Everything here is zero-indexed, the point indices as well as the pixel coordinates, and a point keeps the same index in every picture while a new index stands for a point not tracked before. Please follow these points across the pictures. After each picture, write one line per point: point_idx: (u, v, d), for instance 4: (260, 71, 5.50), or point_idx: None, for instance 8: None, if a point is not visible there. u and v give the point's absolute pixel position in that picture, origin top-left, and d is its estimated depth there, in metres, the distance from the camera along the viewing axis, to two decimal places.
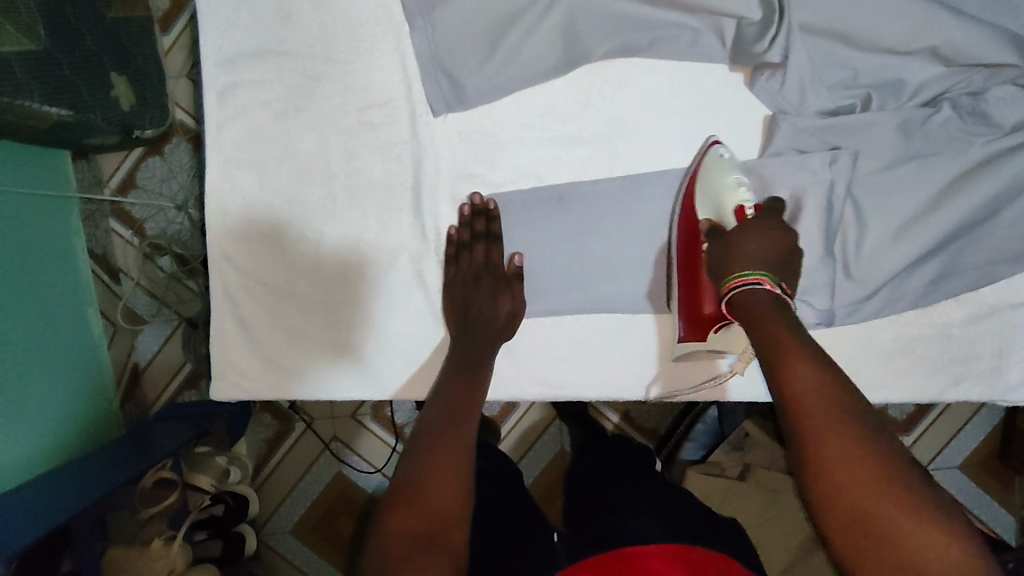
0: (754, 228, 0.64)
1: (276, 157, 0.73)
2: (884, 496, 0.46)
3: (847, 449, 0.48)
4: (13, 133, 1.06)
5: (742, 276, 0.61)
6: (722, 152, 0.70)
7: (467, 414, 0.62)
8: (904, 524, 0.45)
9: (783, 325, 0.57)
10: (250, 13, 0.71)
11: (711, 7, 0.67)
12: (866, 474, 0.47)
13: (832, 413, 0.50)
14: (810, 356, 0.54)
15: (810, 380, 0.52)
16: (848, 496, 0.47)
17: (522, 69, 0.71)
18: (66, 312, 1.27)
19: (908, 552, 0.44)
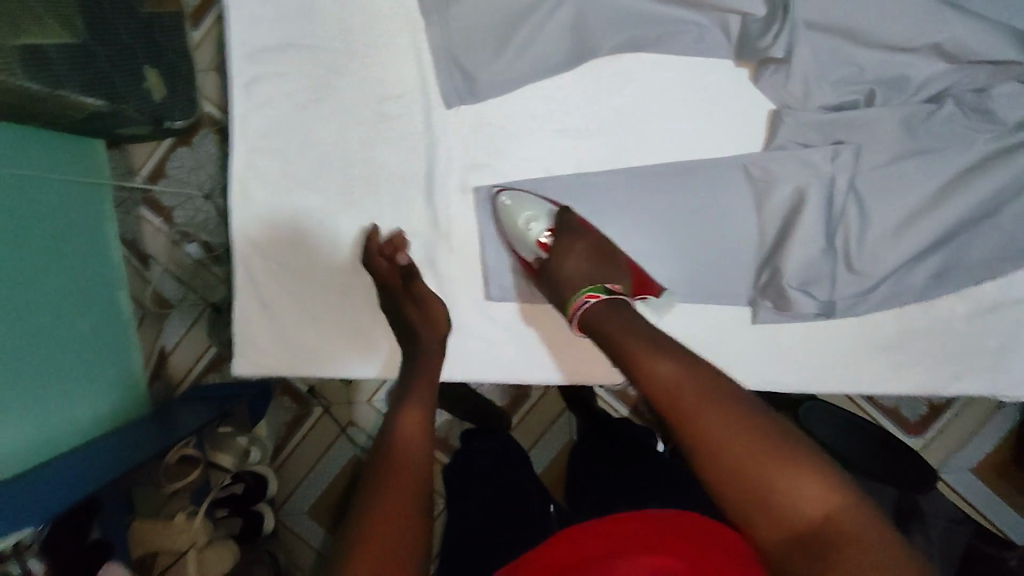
0: (565, 251, 0.68)
1: (297, 145, 0.76)
2: (761, 462, 0.47)
3: (717, 424, 0.49)
4: (52, 121, 1.12)
5: (573, 301, 0.64)
6: (505, 198, 0.73)
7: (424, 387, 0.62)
8: (779, 479, 0.46)
9: (627, 327, 0.58)
10: (274, 8, 0.75)
11: (716, 4, 0.69)
12: (739, 441, 0.48)
13: (696, 394, 0.50)
14: (661, 348, 0.54)
15: (668, 369, 0.52)
16: (730, 465, 0.47)
17: (532, 63, 0.73)
18: (96, 293, 1.32)
19: (790, 504, 0.45)
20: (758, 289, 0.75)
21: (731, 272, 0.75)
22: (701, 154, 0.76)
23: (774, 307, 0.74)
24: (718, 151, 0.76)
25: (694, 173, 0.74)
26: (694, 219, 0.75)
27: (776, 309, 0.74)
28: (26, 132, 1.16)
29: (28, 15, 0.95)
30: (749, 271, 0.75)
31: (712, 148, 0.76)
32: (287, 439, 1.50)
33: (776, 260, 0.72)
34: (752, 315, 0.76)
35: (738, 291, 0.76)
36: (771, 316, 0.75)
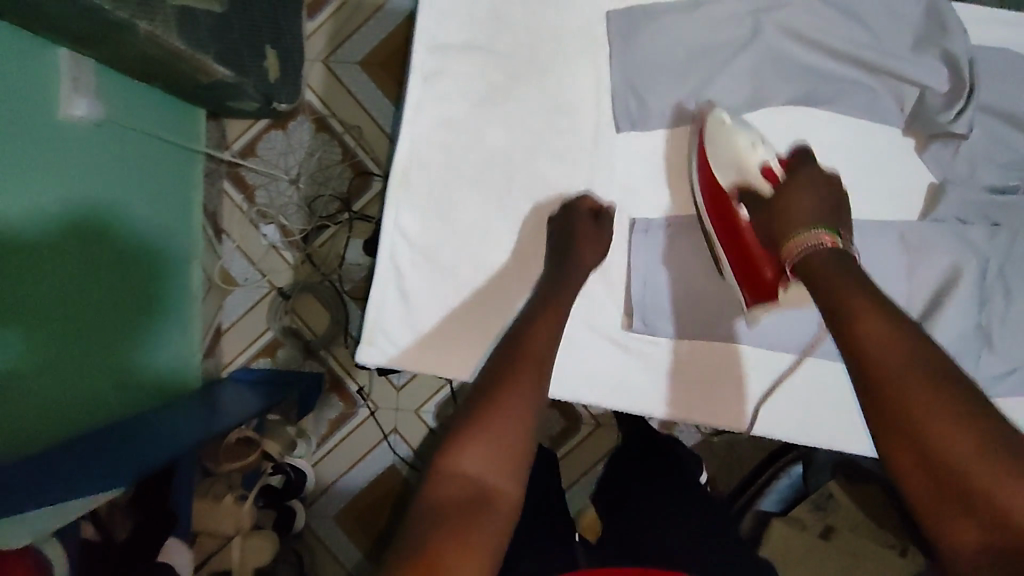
0: (798, 186, 0.69)
1: (464, 144, 0.77)
2: (977, 467, 0.46)
3: (932, 417, 0.49)
4: (176, 78, 1.14)
5: (803, 236, 0.65)
6: (723, 117, 0.73)
7: (546, 336, 0.67)
8: (994, 485, 0.45)
9: (852, 284, 0.60)
10: (468, 11, 0.77)
11: (898, 71, 0.72)
12: (951, 437, 0.48)
13: (921, 381, 0.51)
14: (891, 319, 0.56)
15: (895, 348, 0.54)
16: (941, 462, 0.48)
17: (707, 103, 0.75)
18: (172, 260, 1.32)
19: (997, 511, 0.45)
20: None
21: None
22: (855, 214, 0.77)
23: None
24: (874, 216, 0.76)
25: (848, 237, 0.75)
26: None
27: None
28: (145, 88, 1.18)
29: None
30: None
31: (867, 211, 0.76)
32: (327, 438, 1.47)
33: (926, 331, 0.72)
34: None
35: None
36: None
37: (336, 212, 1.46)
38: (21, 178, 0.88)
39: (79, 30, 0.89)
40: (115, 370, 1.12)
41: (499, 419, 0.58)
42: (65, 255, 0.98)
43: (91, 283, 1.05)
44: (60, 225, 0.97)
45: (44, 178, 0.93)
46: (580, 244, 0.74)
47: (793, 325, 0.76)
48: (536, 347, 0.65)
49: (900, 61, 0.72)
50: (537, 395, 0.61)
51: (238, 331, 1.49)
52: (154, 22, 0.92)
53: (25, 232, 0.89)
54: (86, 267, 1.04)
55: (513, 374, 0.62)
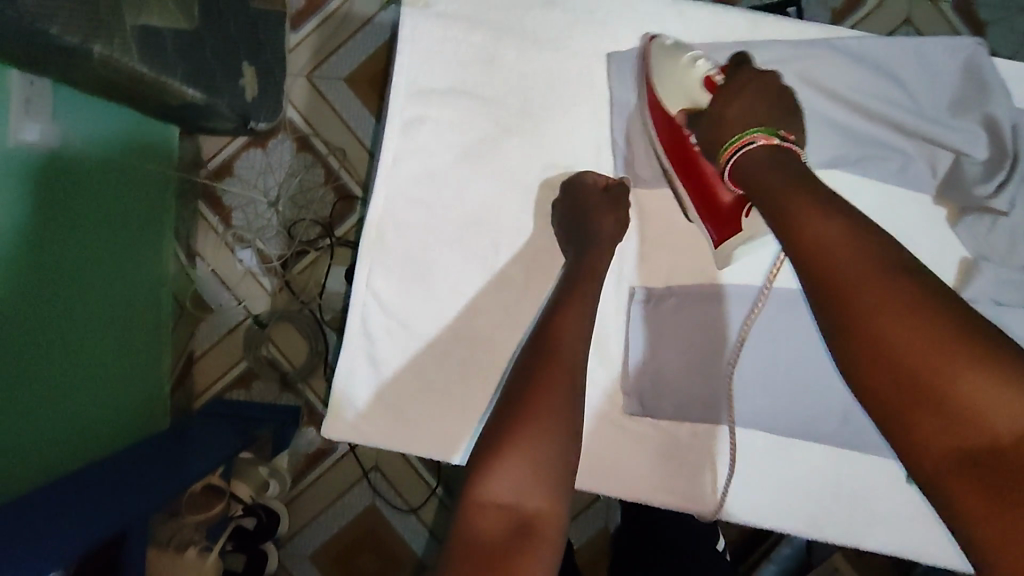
0: (737, 93, 0.64)
1: (447, 200, 0.69)
2: (933, 358, 0.47)
3: (873, 306, 0.50)
4: (142, 100, 1.05)
5: (740, 141, 0.62)
6: (665, 40, 0.68)
7: (572, 341, 0.58)
8: (938, 375, 0.46)
9: (787, 181, 0.58)
10: (454, 51, 0.69)
11: (930, 136, 0.65)
12: (903, 336, 0.48)
13: (871, 286, 0.50)
14: (828, 215, 0.55)
15: (838, 244, 0.53)
16: (897, 360, 0.48)
17: None
18: (140, 288, 1.24)
19: (960, 409, 0.45)
20: None
21: None
22: None
23: None
24: None
25: None
26: None
27: None
28: (111, 108, 1.10)
29: None
30: None
31: None
32: (303, 475, 1.39)
33: None
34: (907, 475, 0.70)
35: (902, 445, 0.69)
36: None
37: (317, 237, 1.38)
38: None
39: (27, 55, 0.81)
40: (72, 412, 1.04)
41: (519, 449, 0.52)
42: (18, 294, 0.90)
43: (46, 321, 0.97)
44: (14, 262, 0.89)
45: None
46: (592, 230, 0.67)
47: (755, 260, 0.70)
48: (562, 352, 0.57)
49: (937, 125, 0.65)
50: (565, 414, 0.54)
51: (210, 360, 1.40)
52: (111, 45, 0.84)
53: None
54: (41, 304, 0.96)
55: (536, 393, 0.55)
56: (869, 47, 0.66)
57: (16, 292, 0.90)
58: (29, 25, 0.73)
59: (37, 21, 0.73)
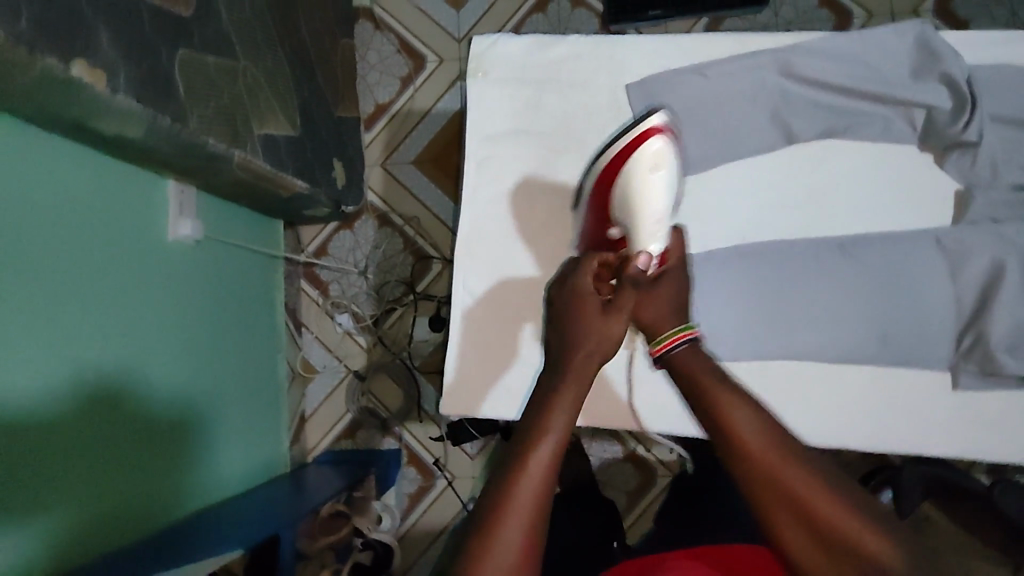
0: (665, 290, 0.72)
1: (518, 211, 0.88)
2: (830, 512, 0.51)
3: (786, 474, 0.53)
4: (255, 195, 1.31)
5: (670, 335, 0.67)
6: (650, 163, 0.70)
7: (551, 444, 0.56)
8: (846, 525, 0.51)
9: (707, 369, 0.63)
10: (509, 103, 0.90)
11: (904, 99, 0.80)
12: (806, 493, 0.52)
13: (775, 450, 0.55)
14: (736, 394, 0.59)
15: (748, 417, 0.57)
16: (797, 518, 0.52)
17: (730, 147, 0.85)
18: (261, 356, 1.45)
19: (854, 549, 0.50)
20: (959, 356, 0.77)
21: (937, 340, 0.77)
22: (889, 226, 0.82)
23: (978, 371, 0.75)
24: (910, 226, 0.81)
25: (887, 245, 0.80)
26: (888, 286, 0.78)
27: (979, 373, 0.75)
28: (236, 209, 1.36)
29: (268, 109, 1.19)
30: (949, 339, 0.77)
31: (902, 221, 0.82)
32: (410, 511, 1.53)
33: (981, 325, 0.75)
34: (952, 382, 0.77)
35: (938, 357, 0.77)
36: (973, 383, 0.76)
37: (402, 294, 1.59)
38: (142, 313, 1.00)
39: (185, 165, 1.05)
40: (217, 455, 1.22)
41: (497, 539, 0.51)
42: (185, 354, 1.12)
43: (201, 377, 1.17)
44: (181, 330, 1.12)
45: (167, 287, 1.09)
46: (583, 330, 0.66)
47: (790, 219, 0.84)
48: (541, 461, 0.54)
49: (905, 89, 0.79)
50: (534, 532, 0.52)
51: (320, 415, 1.59)
52: (246, 149, 1.10)
53: (154, 339, 1.03)
54: (199, 363, 1.17)
55: (503, 514, 0.52)
56: (834, 41, 0.82)
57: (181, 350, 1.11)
58: (195, 140, 0.97)
59: (200, 137, 0.97)
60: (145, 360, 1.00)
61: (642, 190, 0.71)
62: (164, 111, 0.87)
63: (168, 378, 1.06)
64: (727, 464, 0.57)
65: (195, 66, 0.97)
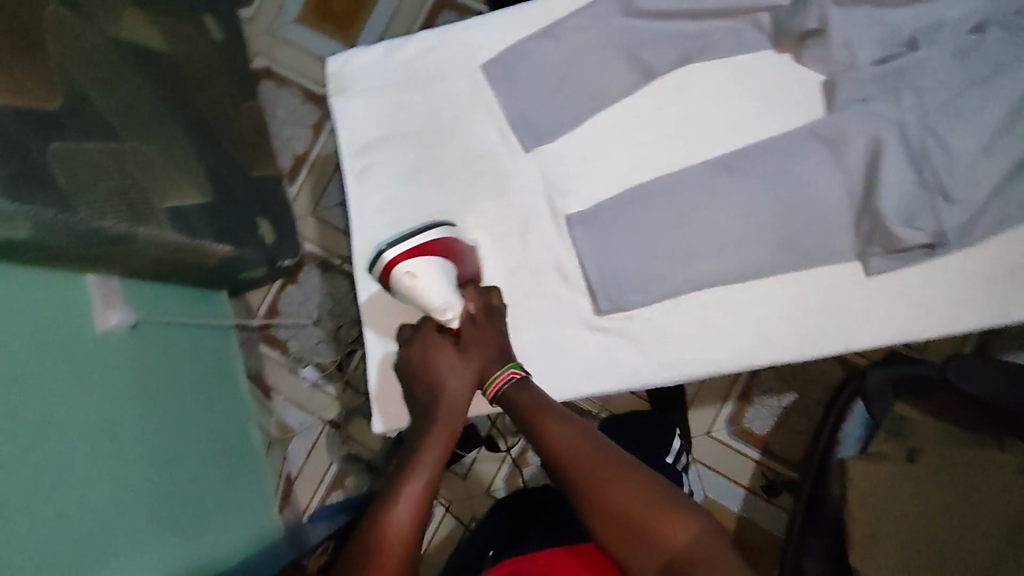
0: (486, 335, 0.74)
1: (405, 213, 0.87)
2: (639, 505, 0.56)
3: (595, 477, 0.58)
4: (184, 270, 1.25)
5: (499, 376, 0.70)
6: (414, 268, 0.73)
7: (403, 510, 0.60)
8: (651, 514, 0.55)
9: (533, 398, 0.67)
10: (373, 110, 0.90)
11: (745, 6, 0.79)
12: (619, 493, 0.57)
13: (590, 457, 0.60)
14: (556, 414, 0.64)
15: (565, 432, 0.62)
16: (614, 516, 0.56)
17: (593, 96, 0.84)
18: (232, 429, 1.40)
19: (662, 537, 0.55)
20: (862, 241, 0.76)
21: (839, 231, 0.76)
22: (766, 134, 0.81)
23: (883, 251, 0.74)
24: (786, 128, 0.80)
25: (769, 151, 0.78)
26: (778, 191, 0.77)
27: (887, 253, 0.74)
28: (167, 290, 1.31)
29: (172, 180, 1.13)
30: (850, 227, 0.76)
31: (777, 126, 0.81)
32: None
33: (872, 206, 0.74)
34: (865, 269, 0.76)
35: (843, 247, 0.76)
36: (884, 263, 0.75)
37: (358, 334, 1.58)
38: (90, 411, 0.96)
39: (91, 256, 0.97)
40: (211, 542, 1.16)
41: None
42: (144, 449, 1.05)
43: (168, 470, 1.09)
44: (146, 424, 1.08)
45: (111, 382, 1.04)
46: (438, 372, 0.72)
47: (670, 152, 0.82)
48: (400, 514, 0.60)
49: None
50: None
51: (306, 474, 1.57)
52: (155, 226, 1.03)
53: (110, 435, 0.98)
54: (162, 457, 1.09)
55: None
56: None
57: (137, 448, 1.03)
58: (93, 228, 0.91)
59: (96, 222, 0.90)
60: (99, 462, 0.94)
61: (419, 292, 0.72)
62: (46, 203, 0.82)
63: (141, 475, 1.02)
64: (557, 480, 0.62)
65: (75, 155, 0.91)
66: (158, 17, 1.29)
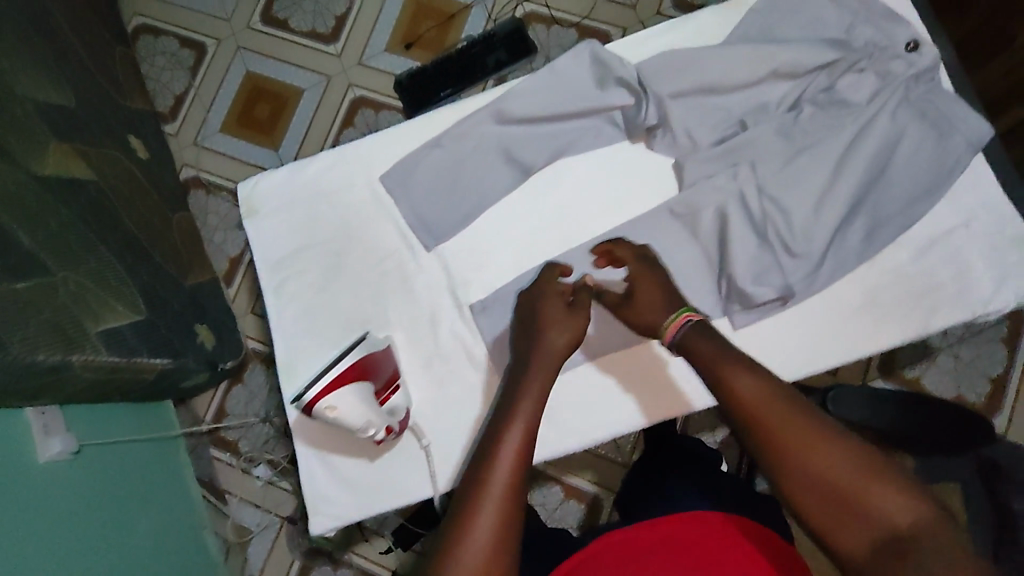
0: (652, 286, 0.80)
1: (323, 319, 0.93)
2: (852, 473, 0.56)
3: (794, 441, 0.58)
4: (126, 389, 1.28)
5: (677, 318, 0.74)
6: (337, 404, 0.77)
7: (513, 440, 0.66)
8: (859, 483, 0.55)
9: (716, 348, 0.68)
10: (285, 227, 0.96)
11: (598, 108, 0.92)
12: (831, 459, 0.57)
13: (788, 415, 0.59)
14: (740, 362, 0.65)
15: (754, 385, 0.62)
16: (816, 484, 0.57)
17: (483, 194, 0.94)
18: (189, 539, 1.39)
19: (874, 513, 0.54)
20: (724, 299, 0.86)
21: (704, 293, 0.87)
22: (634, 212, 0.92)
23: (741, 307, 0.85)
24: (649, 206, 0.92)
25: (637, 228, 0.89)
26: None
27: (745, 309, 0.85)
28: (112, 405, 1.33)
29: (107, 307, 1.18)
30: (714, 287, 0.87)
31: (643, 205, 0.92)
32: None
33: (727, 269, 0.85)
34: (731, 323, 0.86)
35: (710, 305, 0.87)
36: (747, 316, 0.85)
37: None
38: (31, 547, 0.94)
39: (27, 389, 1.00)
40: None
41: (476, 523, 0.59)
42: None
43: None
44: (92, 551, 1.08)
45: (56, 511, 1.04)
46: (546, 320, 0.79)
47: (554, 237, 0.93)
48: (511, 441, 0.65)
49: (597, 99, 0.91)
50: (511, 523, 0.60)
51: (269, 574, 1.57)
52: (87, 352, 1.07)
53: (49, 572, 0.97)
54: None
55: (477, 502, 0.61)
56: (529, 81, 0.93)
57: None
58: (24, 364, 0.95)
59: (28, 356, 0.95)
60: None
61: (346, 420, 0.78)
62: None
63: None
64: (742, 436, 0.62)
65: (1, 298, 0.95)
66: (83, 148, 1.35)
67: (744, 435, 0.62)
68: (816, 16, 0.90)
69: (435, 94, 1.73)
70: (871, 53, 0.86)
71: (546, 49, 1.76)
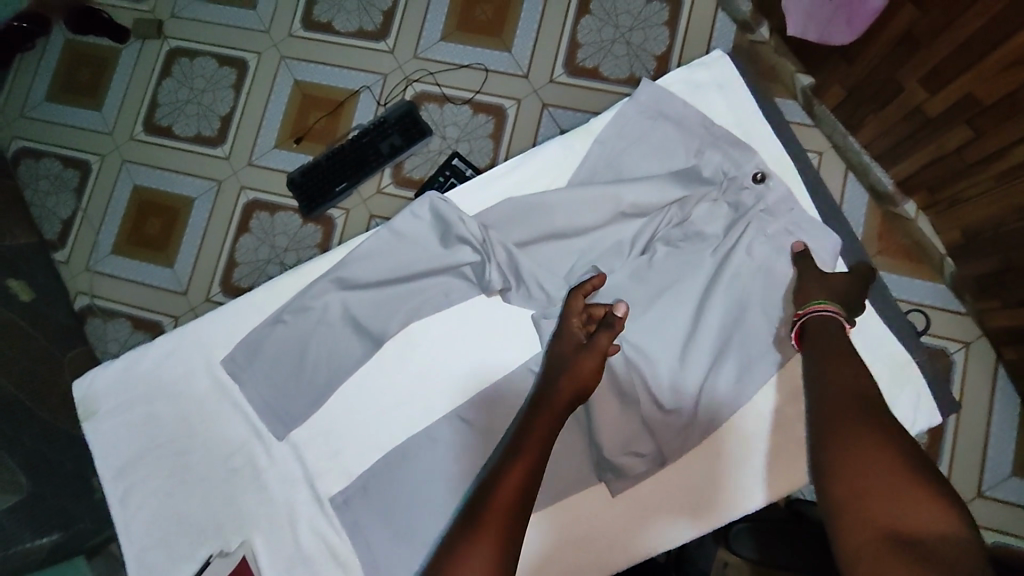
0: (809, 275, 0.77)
1: (177, 527, 0.85)
2: (902, 476, 0.55)
3: (862, 437, 0.60)
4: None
5: (811, 307, 0.74)
6: None
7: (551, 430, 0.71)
8: (905, 482, 0.55)
9: (834, 345, 0.71)
10: (126, 428, 0.88)
11: (445, 266, 0.84)
12: (885, 461, 0.57)
13: (867, 418, 0.62)
14: (850, 364, 0.68)
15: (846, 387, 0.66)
16: (862, 474, 0.57)
17: (332, 371, 0.86)
18: None
19: (908, 510, 0.53)
20: (598, 466, 0.80)
21: (575, 462, 0.81)
22: (497, 373, 0.86)
23: (615, 475, 0.79)
24: (510, 365, 0.86)
25: (498, 397, 0.85)
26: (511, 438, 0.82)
27: (620, 478, 0.79)
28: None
29: None
30: (588, 453, 0.81)
31: (506, 365, 0.86)
32: None
33: (596, 436, 0.79)
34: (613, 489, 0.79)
35: (587, 473, 0.81)
36: (625, 483, 0.79)
37: None
38: None
39: None
40: None
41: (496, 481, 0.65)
42: None
43: None
44: None
45: None
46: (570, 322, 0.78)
47: (414, 410, 0.86)
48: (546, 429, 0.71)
49: (443, 257, 0.84)
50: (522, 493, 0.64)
51: None
52: None
53: None
54: None
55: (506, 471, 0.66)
56: (370, 242, 0.85)
57: None
58: None
59: None
60: None
61: None
62: None
63: None
64: (819, 427, 0.65)
65: None
66: None
67: (819, 425, 0.65)
68: (663, 143, 0.83)
69: (329, 190, 1.25)
70: (720, 183, 0.82)
71: (444, 129, 1.29)
